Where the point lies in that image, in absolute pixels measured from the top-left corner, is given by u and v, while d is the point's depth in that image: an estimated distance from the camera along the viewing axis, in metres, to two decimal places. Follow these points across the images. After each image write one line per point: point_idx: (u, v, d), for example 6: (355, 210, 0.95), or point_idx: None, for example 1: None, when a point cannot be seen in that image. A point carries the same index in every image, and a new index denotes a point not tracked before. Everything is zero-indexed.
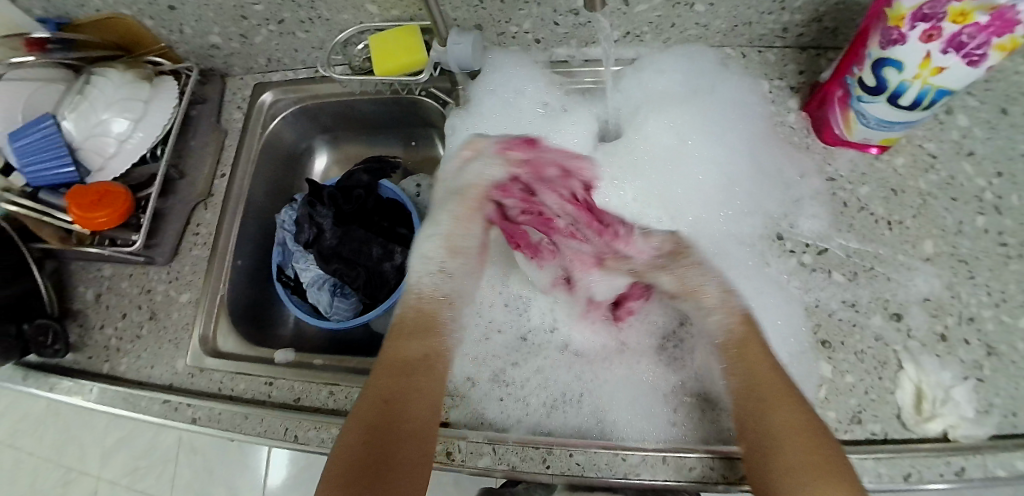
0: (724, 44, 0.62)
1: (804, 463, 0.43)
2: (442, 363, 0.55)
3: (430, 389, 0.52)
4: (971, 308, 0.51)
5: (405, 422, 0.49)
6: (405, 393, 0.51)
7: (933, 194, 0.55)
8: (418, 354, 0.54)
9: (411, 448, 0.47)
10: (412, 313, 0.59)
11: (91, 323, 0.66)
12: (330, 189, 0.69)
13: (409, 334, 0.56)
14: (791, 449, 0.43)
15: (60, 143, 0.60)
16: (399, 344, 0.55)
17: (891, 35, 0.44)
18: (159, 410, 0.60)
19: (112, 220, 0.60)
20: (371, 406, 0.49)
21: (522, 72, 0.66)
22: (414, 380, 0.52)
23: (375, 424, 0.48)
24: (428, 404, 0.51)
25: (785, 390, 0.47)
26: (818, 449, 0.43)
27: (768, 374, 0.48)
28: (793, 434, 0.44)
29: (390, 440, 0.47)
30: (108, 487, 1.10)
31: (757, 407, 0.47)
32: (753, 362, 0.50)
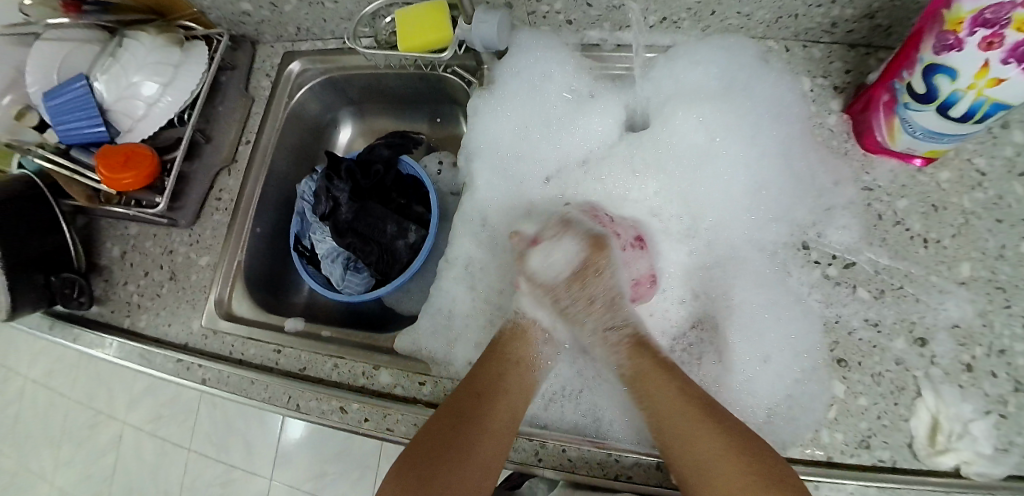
0: (767, 36, 0.59)
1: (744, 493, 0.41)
2: (531, 373, 0.55)
3: (516, 396, 0.52)
4: (1004, 340, 0.48)
5: (487, 421, 0.49)
6: (491, 395, 0.51)
7: (977, 213, 0.51)
8: (510, 361, 0.55)
9: (488, 448, 0.48)
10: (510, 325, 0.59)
11: (115, 279, 0.70)
12: (348, 162, 0.69)
13: (509, 347, 0.56)
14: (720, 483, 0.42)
15: (92, 103, 0.63)
16: (500, 348, 0.56)
17: (947, 40, 0.41)
18: (172, 368, 0.63)
19: (137, 182, 0.63)
20: (458, 400, 0.50)
21: (550, 55, 0.64)
22: (504, 384, 0.52)
23: (457, 417, 0.49)
24: (510, 412, 0.51)
25: (700, 414, 0.46)
26: (750, 471, 0.42)
27: (671, 406, 0.47)
28: (721, 464, 0.43)
29: (472, 438, 0.48)
30: (133, 431, 1.16)
31: (681, 444, 0.45)
32: (660, 402, 0.48)
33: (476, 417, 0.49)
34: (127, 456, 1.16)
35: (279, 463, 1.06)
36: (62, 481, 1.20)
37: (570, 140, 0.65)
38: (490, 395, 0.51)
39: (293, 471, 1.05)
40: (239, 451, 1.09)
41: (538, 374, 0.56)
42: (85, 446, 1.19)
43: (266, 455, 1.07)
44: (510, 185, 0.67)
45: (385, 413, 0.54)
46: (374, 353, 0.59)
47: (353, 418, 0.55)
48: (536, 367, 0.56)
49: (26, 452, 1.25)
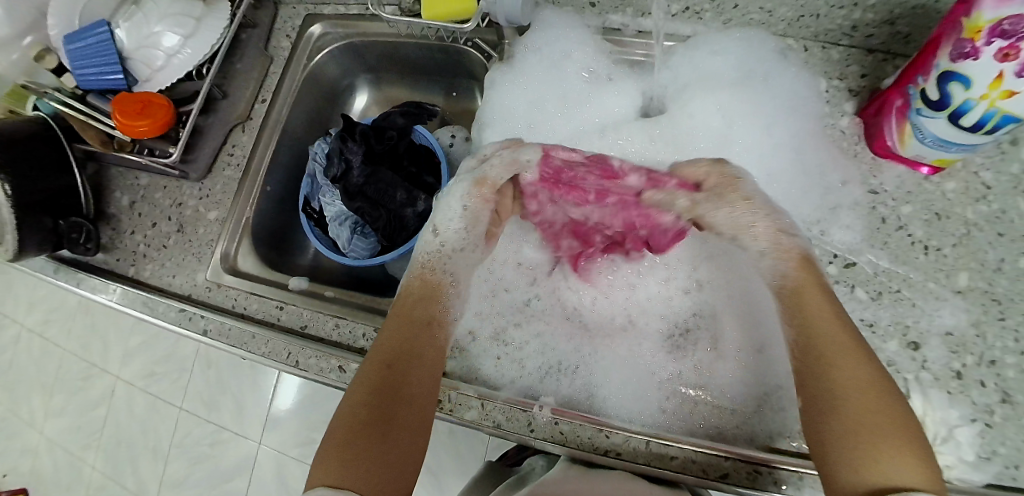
0: (788, 34, 0.59)
1: (873, 425, 0.37)
2: (442, 334, 0.55)
3: (431, 358, 0.52)
4: (994, 351, 0.49)
5: (410, 388, 0.48)
6: (409, 361, 0.50)
7: (979, 225, 0.52)
8: (420, 324, 0.54)
9: (411, 416, 0.47)
10: (416, 283, 0.58)
11: (123, 229, 0.71)
12: (363, 127, 0.70)
13: (410, 306, 0.55)
14: (854, 414, 0.38)
15: (112, 50, 0.63)
16: (405, 312, 0.55)
17: (964, 48, 0.41)
18: (174, 316, 0.64)
19: (151, 131, 0.63)
20: (374, 372, 0.48)
21: (571, 35, 0.64)
22: (416, 347, 0.52)
23: (379, 388, 0.47)
24: (429, 371, 0.51)
25: (851, 342, 0.42)
26: (885, 412, 0.38)
27: (826, 332, 0.43)
28: (863, 391, 0.39)
29: (399, 400, 0.47)
30: (126, 385, 1.17)
31: (821, 362, 0.42)
32: (818, 320, 0.44)
33: (397, 382, 0.48)
34: (119, 409, 1.16)
35: (269, 426, 1.06)
36: (51, 430, 1.21)
37: (581, 119, 0.66)
38: (406, 358, 0.50)
39: (282, 436, 1.05)
40: (231, 412, 1.09)
41: (445, 332, 0.56)
42: (77, 397, 1.20)
43: (258, 418, 1.08)
44: None
45: None
46: (375, 316, 0.60)
47: (350, 377, 0.56)
48: (443, 325, 0.56)
49: (18, 399, 1.26)
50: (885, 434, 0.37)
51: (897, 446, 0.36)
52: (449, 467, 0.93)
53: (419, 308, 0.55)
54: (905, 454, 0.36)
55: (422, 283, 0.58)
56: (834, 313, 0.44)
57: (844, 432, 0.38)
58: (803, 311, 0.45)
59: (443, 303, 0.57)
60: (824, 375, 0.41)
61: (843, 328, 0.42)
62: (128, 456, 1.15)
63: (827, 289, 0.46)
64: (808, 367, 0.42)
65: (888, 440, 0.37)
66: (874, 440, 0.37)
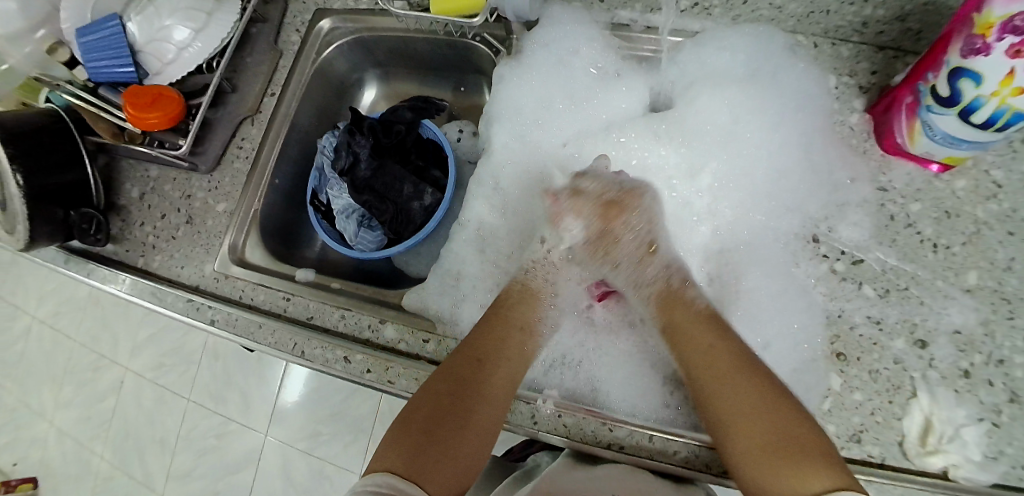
0: (798, 30, 0.58)
1: (759, 435, 0.42)
2: (531, 341, 0.56)
3: (516, 365, 0.53)
4: (1003, 350, 0.49)
5: (490, 390, 0.50)
6: (495, 363, 0.52)
7: (989, 224, 0.51)
8: (511, 328, 0.55)
9: (486, 417, 0.48)
10: (518, 287, 0.60)
11: (132, 220, 0.72)
12: (371, 120, 0.70)
13: (507, 309, 0.57)
14: (743, 429, 0.43)
15: (123, 43, 0.64)
16: (501, 314, 0.57)
17: (975, 44, 0.41)
18: (183, 307, 0.64)
19: (162, 123, 0.63)
20: (459, 365, 0.51)
21: (579, 30, 0.64)
22: (503, 349, 0.53)
23: (460, 382, 0.49)
24: (512, 376, 0.52)
25: (734, 359, 0.47)
26: (771, 420, 0.43)
27: (711, 357, 0.48)
28: (751, 407, 0.44)
29: (476, 398, 0.49)
30: (135, 377, 1.18)
31: (711, 384, 0.47)
32: (694, 339, 0.51)
33: (479, 380, 0.50)
34: (128, 401, 1.18)
35: (275, 419, 1.07)
36: (60, 420, 1.23)
37: (588, 115, 0.66)
38: (492, 359, 0.52)
39: (288, 429, 1.06)
40: (238, 404, 1.10)
41: (536, 341, 0.57)
42: (86, 388, 1.22)
43: (264, 411, 1.08)
44: (526, 149, 0.68)
45: (388, 366, 0.56)
46: (381, 308, 0.60)
47: (356, 369, 0.56)
48: (535, 332, 0.57)
49: (28, 390, 1.27)
50: (776, 442, 0.41)
51: (790, 450, 0.40)
52: None
53: (518, 313, 0.57)
54: (796, 456, 0.40)
55: (521, 289, 0.60)
56: (714, 330, 0.50)
57: (743, 442, 0.43)
58: (679, 329, 0.52)
59: (538, 310, 0.59)
60: (715, 399, 0.46)
61: (727, 347, 0.48)
62: (136, 447, 1.16)
63: (704, 303, 0.53)
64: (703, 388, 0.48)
65: (777, 452, 0.41)
66: (767, 444, 0.42)
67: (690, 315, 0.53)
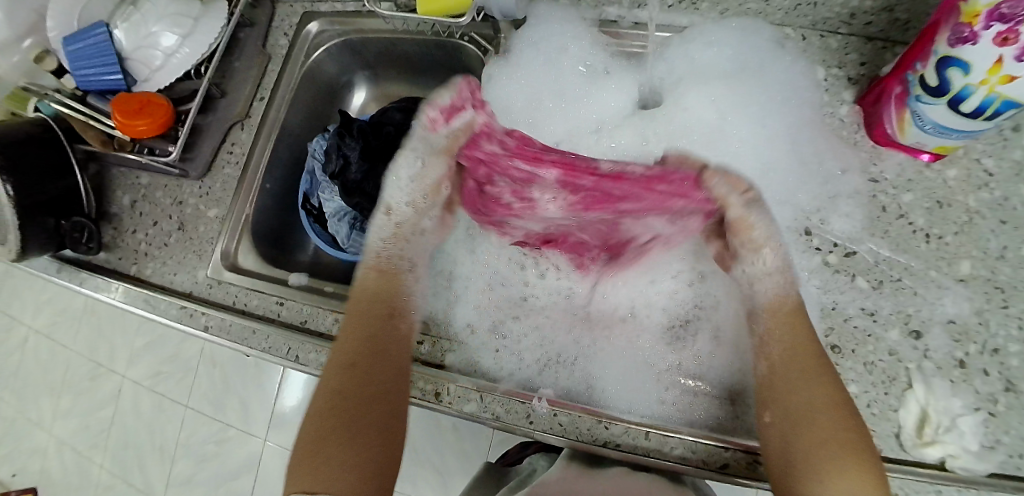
0: (786, 23, 0.58)
1: (830, 437, 0.43)
2: (401, 323, 0.56)
3: (392, 351, 0.52)
4: (997, 339, 0.48)
5: (377, 383, 0.49)
6: (374, 357, 0.51)
7: (981, 213, 0.51)
8: (374, 316, 0.55)
9: (384, 412, 0.48)
10: (373, 273, 0.59)
11: (124, 228, 0.72)
12: (360, 123, 0.70)
13: (357, 298, 0.56)
14: (819, 430, 0.43)
15: (111, 51, 0.64)
16: (359, 307, 0.56)
17: (962, 33, 0.40)
18: (176, 314, 0.64)
19: (151, 130, 0.63)
20: (338, 371, 0.50)
21: (567, 27, 0.64)
22: (377, 340, 0.53)
23: (344, 388, 0.48)
24: (396, 363, 0.52)
25: (820, 363, 0.46)
26: (846, 423, 0.43)
27: (801, 352, 0.47)
28: (831, 414, 0.44)
29: (364, 396, 0.48)
30: (133, 385, 1.18)
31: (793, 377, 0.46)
32: (800, 338, 0.48)
33: (363, 380, 0.49)
34: (126, 409, 1.17)
35: (275, 423, 1.07)
36: (59, 431, 1.23)
37: (578, 113, 0.66)
38: (370, 355, 0.51)
39: (288, 433, 1.06)
40: (236, 409, 1.10)
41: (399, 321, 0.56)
42: (84, 398, 1.21)
43: (263, 415, 1.08)
44: None
45: None
46: None
47: None
48: (399, 314, 0.57)
49: (27, 401, 1.27)
50: (851, 446, 0.42)
51: (854, 465, 0.41)
52: (454, 463, 0.93)
53: (369, 298, 0.56)
54: (859, 462, 0.41)
55: (376, 277, 0.59)
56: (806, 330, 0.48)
57: (816, 441, 0.43)
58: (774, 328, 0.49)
59: (398, 295, 0.58)
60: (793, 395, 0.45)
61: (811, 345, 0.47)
62: (136, 456, 1.16)
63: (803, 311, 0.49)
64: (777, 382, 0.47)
65: (842, 458, 0.42)
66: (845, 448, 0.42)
67: (795, 315, 0.49)
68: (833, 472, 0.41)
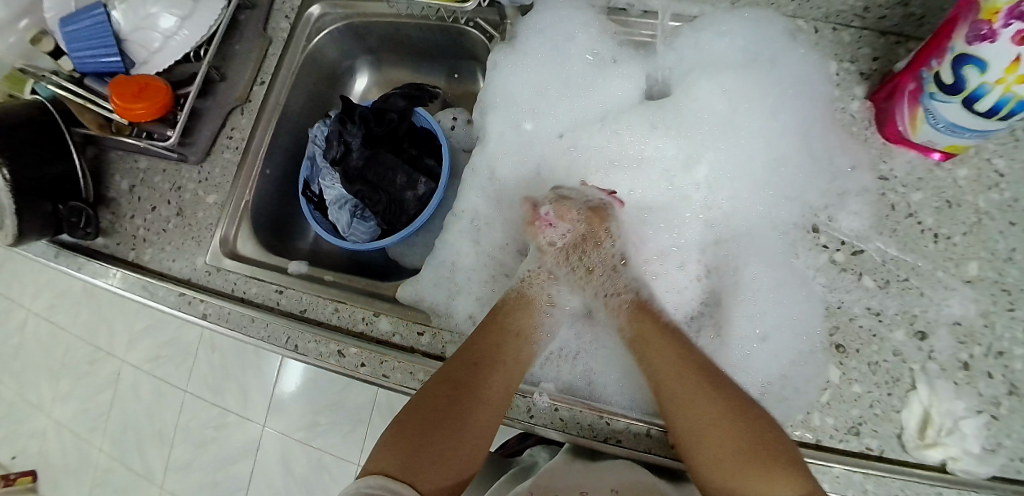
0: (798, 15, 0.57)
1: (726, 451, 0.44)
2: (528, 346, 0.56)
3: (513, 369, 0.53)
4: (1003, 342, 0.48)
5: (484, 394, 0.50)
6: (489, 366, 0.52)
7: (990, 214, 0.50)
8: (508, 334, 0.55)
9: (478, 422, 0.49)
10: (513, 294, 0.60)
11: (122, 213, 0.71)
12: (363, 109, 0.69)
13: (506, 318, 0.57)
14: (706, 448, 0.45)
15: (109, 31, 0.63)
16: (498, 320, 0.57)
17: (980, 30, 0.39)
18: (174, 301, 0.64)
19: (150, 114, 0.62)
20: (455, 369, 0.51)
21: (575, 15, 0.63)
22: (500, 355, 0.53)
23: (452, 386, 0.50)
24: (510, 380, 0.52)
25: (691, 386, 0.48)
26: (734, 434, 0.44)
27: (671, 375, 0.49)
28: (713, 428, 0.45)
29: (468, 402, 0.49)
30: (131, 370, 1.17)
31: (672, 401, 0.48)
32: (665, 361, 0.51)
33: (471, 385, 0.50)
34: (124, 394, 1.17)
35: (272, 411, 1.07)
36: (57, 414, 1.23)
37: (583, 103, 0.65)
38: (486, 362, 0.52)
39: (285, 421, 1.05)
40: (234, 396, 1.10)
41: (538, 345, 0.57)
42: (83, 381, 1.21)
43: (261, 403, 1.08)
44: (521, 140, 0.67)
45: (382, 359, 0.55)
46: (374, 300, 0.59)
47: (350, 362, 0.55)
48: (534, 338, 0.57)
49: (25, 383, 1.27)
50: (745, 456, 0.43)
51: (758, 470, 0.42)
52: None
53: (515, 322, 0.57)
54: (754, 470, 0.42)
55: (517, 297, 0.60)
56: (678, 357, 0.51)
57: (711, 458, 0.44)
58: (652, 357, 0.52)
59: (536, 319, 0.59)
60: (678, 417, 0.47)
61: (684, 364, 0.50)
62: (133, 440, 1.16)
63: (671, 335, 0.53)
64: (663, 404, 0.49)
65: (746, 468, 0.42)
66: (738, 459, 0.43)
67: (664, 343, 0.52)
68: (738, 487, 0.42)
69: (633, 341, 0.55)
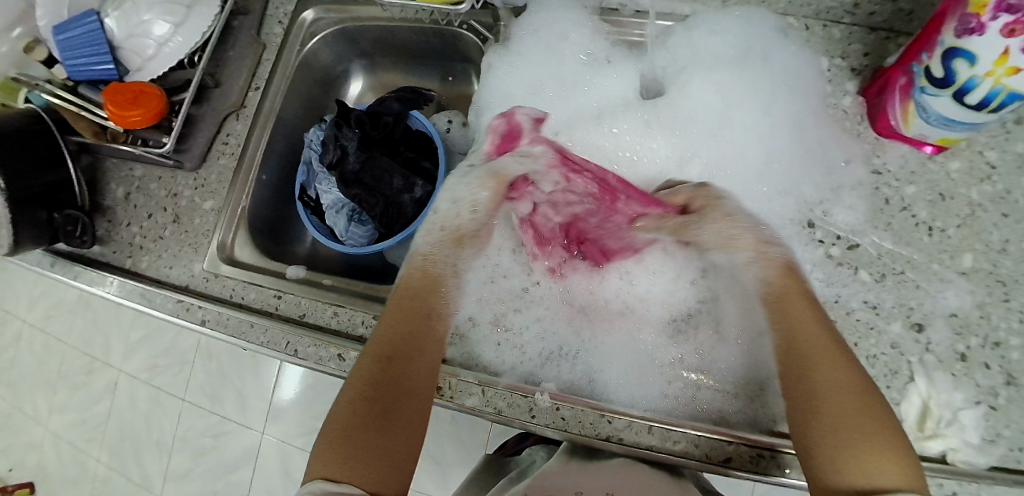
0: (789, 12, 0.58)
1: (861, 424, 0.38)
2: (441, 324, 0.54)
3: (431, 351, 0.50)
4: (999, 333, 0.48)
5: (410, 384, 0.46)
6: (410, 353, 0.48)
7: (984, 206, 0.51)
8: (420, 314, 0.52)
9: (412, 421, 0.45)
10: (419, 272, 0.56)
11: (118, 221, 0.70)
12: (358, 112, 0.70)
13: (411, 294, 0.54)
14: (836, 410, 0.39)
15: (103, 39, 0.63)
16: (407, 301, 0.53)
17: (969, 24, 0.40)
18: (172, 308, 0.63)
19: (145, 121, 0.62)
20: (376, 360, 0.47)
21: (568, 15, 0.64)
22: (420, 338, 0.50)
23: (381, 381, 0.45)
24: (427, 363, 0.49)
25: (833, 347, 0.42)
26: (862, 397, 0.39)
27: (806, 332, 0.43)
28: (849, 395, 0.39)
29: (400, 396, 0.45)
30: (129, 378, 1.17)
31: (807, 357, 0.42)
32: (798, 322, 0.45)
33: (398, 378, 0.46)
34: (122, 403, 1.16)
35: (272, 416, 1.06)
36: (55, 425, 1.21)
37: (579, 103, 0.65)
38: (404, 351, 0.48)
39: (285, 426, 1.05)
40: (233, 402, 1.09)
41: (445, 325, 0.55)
42: (80, 391, 1.20)
43: (260, 408, 1.07)
44: None
45: None
46: (374, 304, 0.60)
47: (350, 366, 0.55)
48: (443, 316, 0.55)
49: (22, 394, 1.26)
50: (873, 427, 0.37)
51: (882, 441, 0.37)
52: (452, 453, 0.92)
53: (422, 298, 0.54)
54: (881, 443, 0.36)
55: (424, 273, 0.57)
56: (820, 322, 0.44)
57: (833, 426, 0.38)
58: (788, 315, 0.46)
59: (445, 296, 0.56)
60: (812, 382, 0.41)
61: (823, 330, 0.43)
62: (132, 449, 1.15)
63: (812, 299, 0.46)
64: (789, 364, 0.43)
65: (870, 438, 0.37)
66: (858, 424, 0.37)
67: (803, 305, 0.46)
68: (843, 459, 0.37)
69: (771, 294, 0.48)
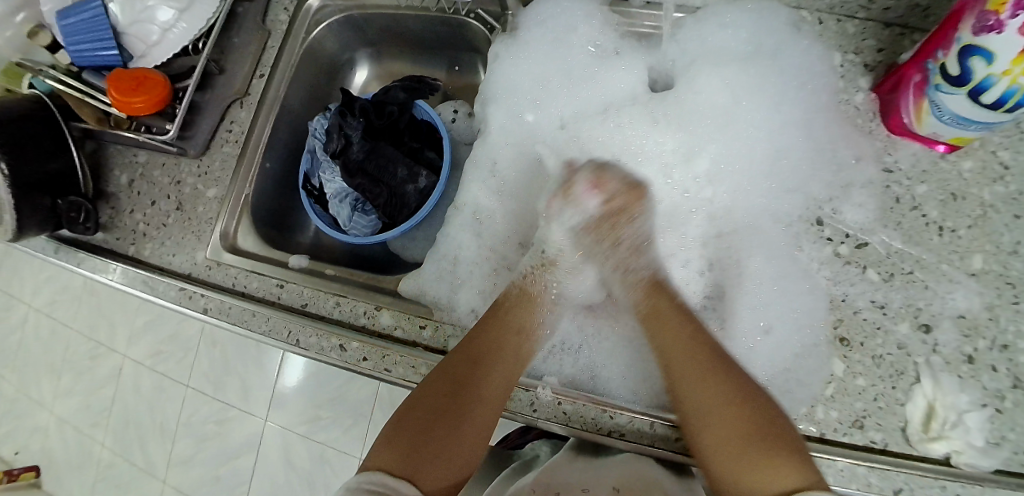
0: (803, 5, 0.57)
1: (739, 430, 0.45)
2: (531, 342, 0.56)
3: (512, 367, 0.53)
4: (1007, 335, 0.48)
5: (481, 393, 0.50)
6: (489, 365, 0.52)
7: (996, 207, 0.50)
8: (507, 329, 0.55)
9: (474, 427, 0.49)
10: (515, 290, 0.59)
11: (122, 208, 0.70)
12: (363, 101, 0.69)
13: (506, 312, 0.56)
14: (720, 424, 0.45)
15: (106, 25, 0.63)
16: (498, 317, 0.56)
17: (987, 21, 0.39)
18: (174, 296, 0.63)
19: (148, 108, 0.62)
20: (456, 366, 0.51)
21: (577, 6, 0.63)
22: (501, 352, 0.53)
23: (452, 385, 0.50)
24: (507, 377, 0.52)
25: (710, 357, 0.49)
26: (746, 420, 0.45)
27: (678, 351, 0.50)
28: (726, 406, 0.46)
29: (467, 402, 0.49)
30: (133, 365, 1.17)
31: (683, 375, 0.49)
32: (677, 342, 0.51)
33: (471, 386, 0.50)
34: (126, 389, 1.17)
35: (274, 404, 1.06)
36: (60, 410, 1.22)
37: (588, 96, 0.65)
38: (484, 362, 0.52)
39: (287, 415, 1.05)
40: (236, 390, 1.10)
41: (537, 344, 0.56)
42: (85, 376, 1.21)
43: (263, 396, 1.08)
44: (522, 133, 0.66)
45: (384, 353, 0.55)
46: (378, 294, 0.59)
47: (351, 357, 0.55)
48: (535, 334, 0.56)
49: (28, 378, 1.27)
50: (753, 437, 0.44)
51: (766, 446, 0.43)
52: None
53: (515, 316, 0.56)
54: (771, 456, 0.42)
55: (519, 293, 0.59)
56: (692, 334, 0.51)
57: (718, 439, 0.45)
58: (663, 333, 0.53)
59: (538, 314, 0.58)
60: (689, 395, 0.48)
61: (696, 341, 0.50)
62: (135, 435, 1.16)
63: (680, 309, 0.54)
64: (677, 382, 0.49)
65: (754, 446, 0.43)
66: (740, 445, 0.44)
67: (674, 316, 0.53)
68: (741, 469, 0.43)
69: (649, 316, 0.55)
